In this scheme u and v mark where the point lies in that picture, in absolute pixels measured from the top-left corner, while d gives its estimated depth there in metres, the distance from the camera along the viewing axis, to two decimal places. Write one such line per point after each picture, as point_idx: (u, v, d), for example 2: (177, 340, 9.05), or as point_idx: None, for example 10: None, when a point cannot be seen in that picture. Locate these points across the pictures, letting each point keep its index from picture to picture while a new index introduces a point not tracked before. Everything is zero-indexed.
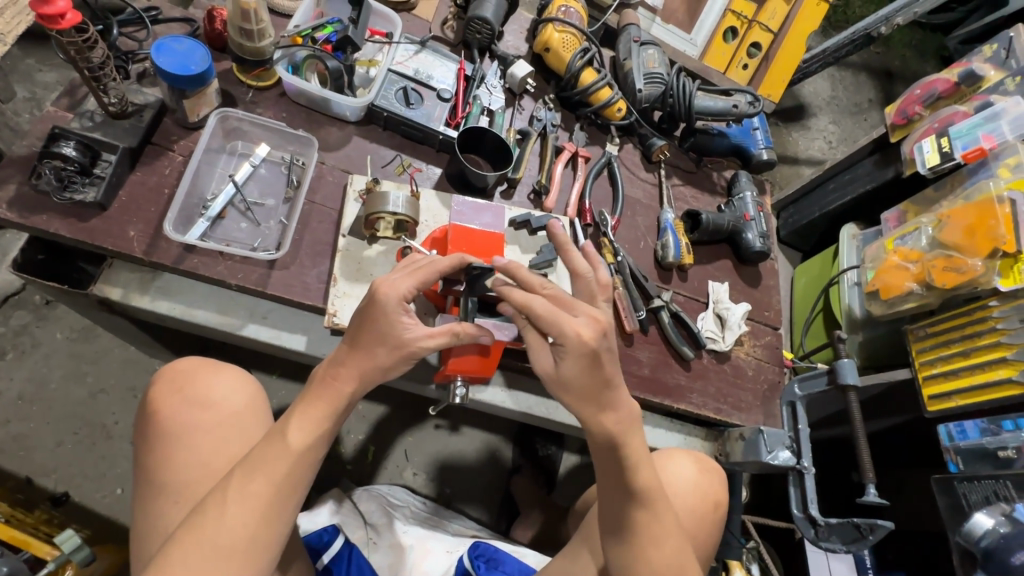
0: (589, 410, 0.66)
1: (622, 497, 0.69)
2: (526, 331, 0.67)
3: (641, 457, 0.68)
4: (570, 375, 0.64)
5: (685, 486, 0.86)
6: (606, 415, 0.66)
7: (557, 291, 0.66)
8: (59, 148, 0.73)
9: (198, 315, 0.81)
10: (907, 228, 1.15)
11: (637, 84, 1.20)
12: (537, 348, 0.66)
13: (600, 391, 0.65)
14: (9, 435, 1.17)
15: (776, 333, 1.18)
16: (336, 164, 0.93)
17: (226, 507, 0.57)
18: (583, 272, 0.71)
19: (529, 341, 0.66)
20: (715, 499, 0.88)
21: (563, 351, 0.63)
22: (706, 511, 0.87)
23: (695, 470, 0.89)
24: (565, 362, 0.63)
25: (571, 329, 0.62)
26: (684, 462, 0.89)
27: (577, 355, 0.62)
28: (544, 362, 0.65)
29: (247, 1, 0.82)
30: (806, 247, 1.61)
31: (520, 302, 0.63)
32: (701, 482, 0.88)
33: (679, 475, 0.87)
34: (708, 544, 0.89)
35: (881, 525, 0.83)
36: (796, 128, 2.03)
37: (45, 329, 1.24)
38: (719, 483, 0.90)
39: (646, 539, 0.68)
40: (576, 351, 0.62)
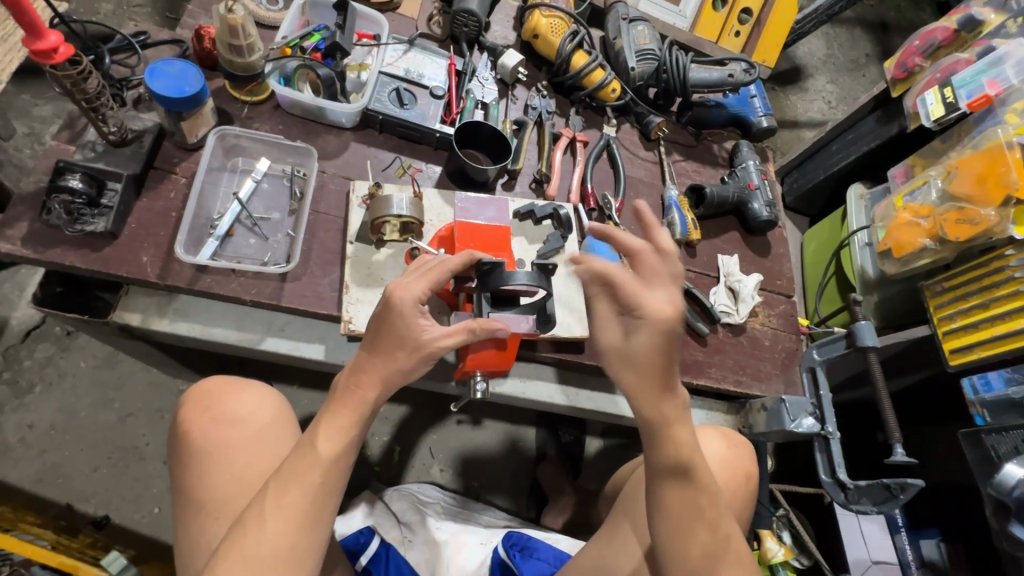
0: (638, 386, 0.66)
1: (661, 478, 0.69)
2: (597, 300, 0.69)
3: (682, 442, 0.67)
4: (637, 349, 0.65)
5: (714, 464, 0.86)
6: (656, 398, 0.67)
7: (639, 263, 0.66)
8: (65, 182, 0.74)
9: (216, 332, 0.82)
10: (915, 183, 1.14)
11: (629, 63, 1.19)
12: (605, 318, 0.68)
13: (657, 374, 0.65)
14: (46, 465, 1.20)
15: (790, 301, 1.18)
16: (337, 171, 0.94)
17: (264, 520, 0.58)
18: (670, 249, 0.66)
19: (599, 310, 0.69)
20: (746, 472, 0.89)
21: (637, 325, 0.64)
22: (740, 483, 0.88)
23: (723, 446, 0.89)
24: (636, 335, 0.64)
25: (652, 305, 0.63)
26: (712, 438, 0.89)
27: (651, 332, 0.64)
28: (612, 335, 0.67)
29: (234, 17, 0.81)
30: (813, 210, 1.60)
31: (603, 273, 0.65)
32: (730, 458, 0.88)
33: (707, 454, 0.87)
34: (742, 517, 0.90)
35: (912, 483, 0.83)
36: (794, 91, 2.00)
37: (69, 360, 1.27)
38: (747, 456, 0.91)
39: (693, 522, 0.68)
40: (652, 326, 0.63)
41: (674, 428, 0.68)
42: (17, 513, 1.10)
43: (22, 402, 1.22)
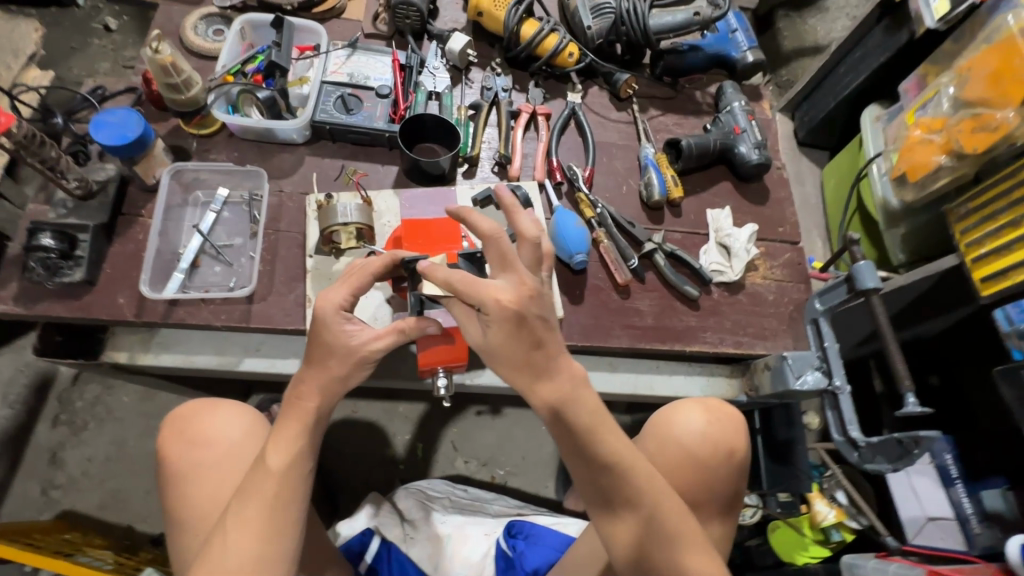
0: (523, 373, 0.66)
1: (585, 464, 0.68)
2: (454, 304, 0.69)
3: (582, 416, 0.66)
4: (495, 344, 0.65)
5: (693, 441, 0.84)
6: (541, 384, 0.66)
7: (488, 253, 0.66)
8: (38, 241, 0.79)
9: (197, 360, 0.87)
10: (926, 95, 1.03)
11: (584, 22, 1.12)
12: (467, 321, 0.68)
13: (531, 362, 0.65)
14: (106, 493, 1.33)
15: (795, 248, 1.09)
16: (294, 189, 0.95)
17: (228, 536, 0.61)
18: (529, 234, 0.68)
19: (458, 314, 0.69)
20: (727, 448, 0.84)
21: (489, 320, 0.64)
22: (722, 459, 0.84)
23: (703, 420, 0.85)
24: (491, 330, 0.64)
25: (489, 298, 0.63)
26: (691, 412, 0.86)
27: (501, 322, 0.64)
28: (475, 332, 0.68)
29: (164, 57, 0.85)
30: (831, 143, 1.45)
31: (442, 281, 0.65)
32: (711, 434, 0.84)
33: (686, 429, 0.84)
34: (726, 491, 0.86)
35: (927, 436, 0.77)
36: (812, 13, 1.80)
37: (114, 396, 1.39)
38: (732, 430, 0.86)
39: (619, 495, 0.67)
40: (499, 318, 0.63)
41: (569, 406, 0.66)
42: (85, 537, 1.23)
43: (78, 438, 1.35)
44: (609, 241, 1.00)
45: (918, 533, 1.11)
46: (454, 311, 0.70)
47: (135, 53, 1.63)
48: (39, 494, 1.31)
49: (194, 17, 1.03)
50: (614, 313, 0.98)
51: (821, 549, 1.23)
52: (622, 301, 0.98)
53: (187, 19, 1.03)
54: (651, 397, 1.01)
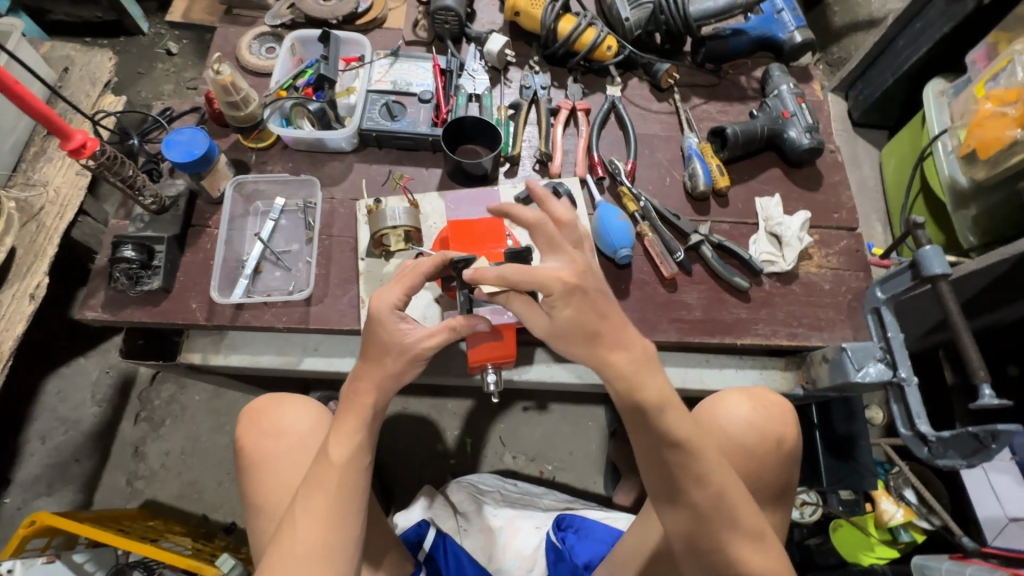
0: (586, 350, 0.67)
1: (658, 441, 0.66)
2: (512, 298, 0.71)
3: (649, 392, 0.66)
4: (564, 321, 0.67)
5: (740, 431, 0.82)
6: (615, 353, 0.67)
7: (536, 240, 0.68)
8: (121, 252, 0.87)
9: (262, 360, 0.92)
10: (998, 65, 0.97)
11: (622, 14, 1.11)
12: (528, 312, 0.70)
13: (585, 341, 0.67)
14: (183, 484, 1.43)
15: (853, 234, 1.04)
16: (344, 196, 0.99)
17: (296, 524, 0.65)
18: (567, 219, 0.71)
19: (518, 308, 0.71)
20: (778, 437, 0.83)
21: (553, 302, 0.66)
22: (770, 448, 0.83)
23: (749, 409, 0.84)
24: (557, 310, 0.66)
25: (550, 278, 0.65)
26: (738, 401, 0.85)
27: (567, 299, 0.66)
28: (540, 320, 0.69)
29: (223, 77, 0.91)
30: (889, 122, 1.37)
31: (494, 278, 0.67)
32: (758, 421, 0.83)
33: (732, 420, 0.83)
34: (780, 480, 0.84)
35: (1005, 430, 0.69)
36: None
37: (186, 395, 1.50)
38: (782, 416, 0.84)
39: (685, 480, 0.66)
40: (562, 296, 0.65)
41: (637, 384, 0.66)
42: (166, 524, 1.33)
43: (157, 433, 1.46)
44: (654, 234, 0.99)
45: (998, 534, 1.06)
46: (512, 306, 0.72)
47: (195, 75, 1.74)
48: (125, 485, 1.42)
49: (249, 37, 1.10)
50: (661, 307, 0.97)
51: (887, 548, 1.19)
52: (669, 295, 0.97)
53: (242, 39, 1.10)
54: (701, 391, 0.99)
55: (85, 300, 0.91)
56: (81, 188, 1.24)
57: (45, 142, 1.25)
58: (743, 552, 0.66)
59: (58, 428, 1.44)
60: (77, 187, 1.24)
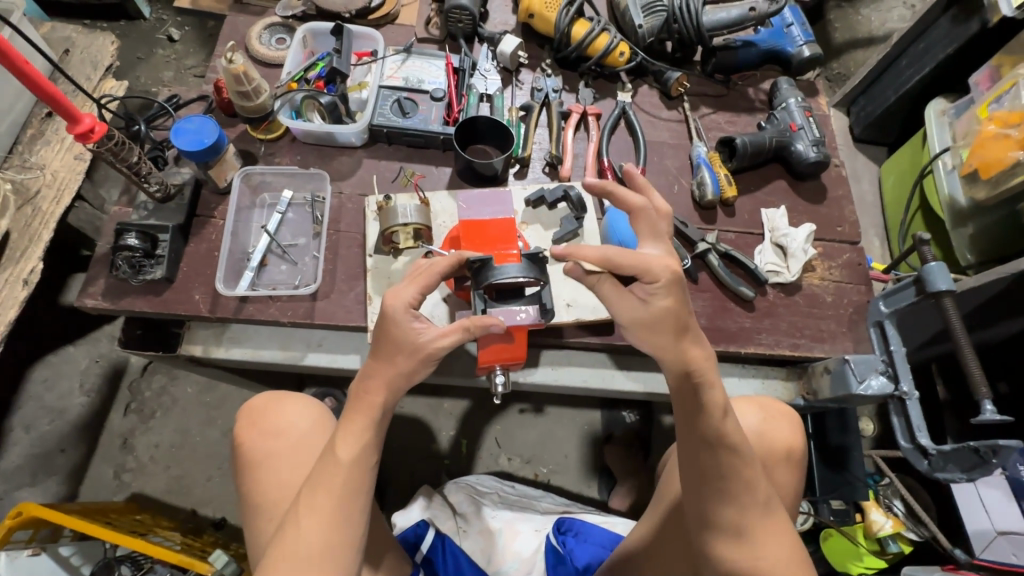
0: (669, 343, 0.70)
1: (711, 446, 0.68)
2: (603, 281, 0.71)
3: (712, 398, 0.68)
4: (659, 310, 0.69)
5: (750, 439, 0.83)
6: (691, 347, 0.69)
7: (638, 224, 0.74)
8: (125, 241, 0.85)
9: (264, 354, 0.91)
10: (1001, 88, 1.00)
11: (636, 21, 1.11)
12: (617, 296, 0.71)
13: (672, 332, 0.69)
14: (171, 478, 1.41)
15: (855, 248, 1.05)
16: (352, 190, 0.98)
17: (300, 522, 0.64)
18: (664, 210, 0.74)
19: (607, 292, 0.71)
20: (785, 446, 0.84)
21: (653, 289, 0.68)
22: (778, 459, 0.84)
23: (760, 420, 0.85)
24: (656, 298, 0.68)
25: (660, 265, 0.67)
26: (749, 411, 0.86)
27: (666, 288, 0.68)
28: (633, 305, 0.70)
29: (236, 66, 0.89)
30: (890, 139, 1.39)
31: (598, 256, 0.68)
32: (768, 431, 0.84)
33: (743, 426, 0.84)
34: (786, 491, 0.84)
35: (1007, 446, 0.71)
36: (865, 4, 1.72)
37: (178, 387, 1.47)
38: (787, 429, 0.86)
39: (732, 485, 0.68)
40: (666, 283, 0.68)
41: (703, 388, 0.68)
42: (154, 518, 1.31)
43: (147, 425, 1.44)
44: None
45: (986, 547, 1.08)
46: (598, 289, 0.72)
47: (196, 62, 1.71)
48: (112, 477, 1.39)
49: (259, 27, 1.08)
50: None
51: (875, 559, 1.19)
52: None
53: (252, 29, 1.08)
54: None
55: (84, 289, 0.89)
56: (78, 172, 1.21)
57: (42, 124, 1.23)
58: (734, 553, 0.68)
59: (43, 417, 1.40)
60: (74, 172, 1.21)
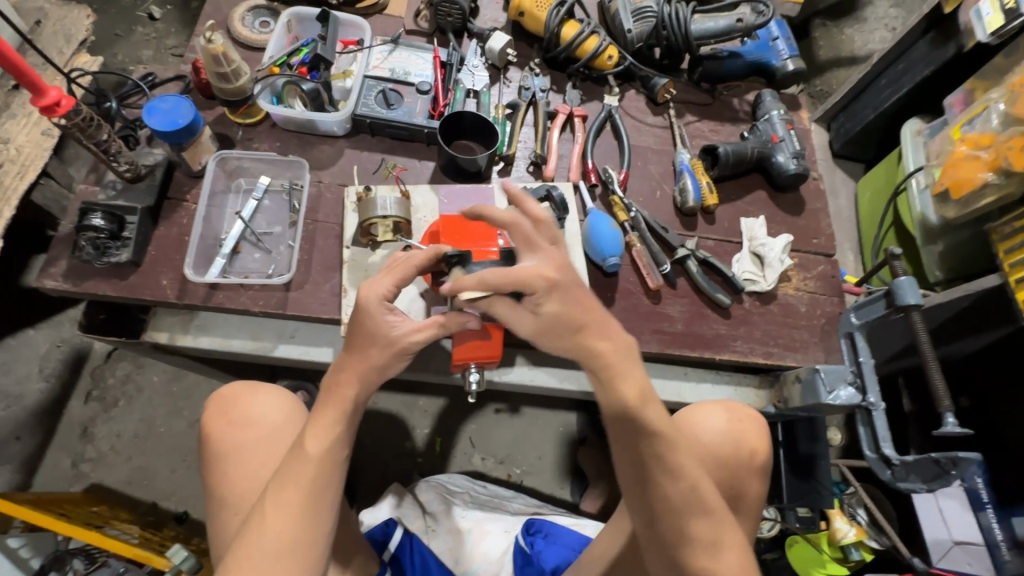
0: (569, 342, 0.68)
1: (637, 435, 0.67)
2: (494, 303, 0.69)
3: (625, 388, 0.67)
4: (550, 317, 0.68)
5: (716, 440, 0.84)
6: (600, 342, 0.68)
7: (513, 239, 0.69)
8: (89, 221, 0.82)
9: (234, 344, 0.89)
10: (974, 110, 1.03)
11: (625, 26, 1.12)
12: (511, 314, 0.69)
13: (570, 333, 0.67)
14: (132, 469, 1.36)
15: (830, 260, 1.07)
16: (332, 180, 0.97)
17: (266, 516, 0.62)
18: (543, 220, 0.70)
19: (501, 311, 0.70)
20: (751, 448, 0.85)
21: (537, 299, 0.67)
22: (744, 458, 0.85)
23: (724, 420, 0.86)
24: (542, 306, 0.67)
25: (532, 274, 0.66)
26: (713, 413, 0.87)
27: (552, 295, 0.67)
28: (524, 319, 0.69)
29: (216, 46, 0.86)
30: (867, 155, 1.42)
31: (474, 281, 0.66)
32: (731, 432, 0.85)
33: (708, 427, 0.85)
34: (750, 495, 0.86)
35: (965, 458, 0.76)
36: (849, 23, 1.75)
37: (143, 375, 1.43)
38: (755, 430, 0.87)
39: (659, 476, 0.67)
40: (547, 292, 0.67)
41: (615, 379, 0.67)
42: (112, 511, 1.26)
43: (109, 414, 1.39)
44: (641, 245, 1.00)
45: (944, 555, 1.11)
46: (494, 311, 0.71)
47: (177, 42, 1.67)
48: (70, 467, 1.34)
49: (242, 9, 1.05)
50: (645, 318, 0.97)
51: (838, 567, 1.21)
52: (653, 306, 0.98)
53: (234, 10, 1.05)
54: (678, 403, 1.01)
55: (44, 269, 0.85)
56: (46, 149, 1.16)
57: (9, 97, 1.18)
58: (701, 560, 0.66)
59: None
60: (42, 148, 1.16)
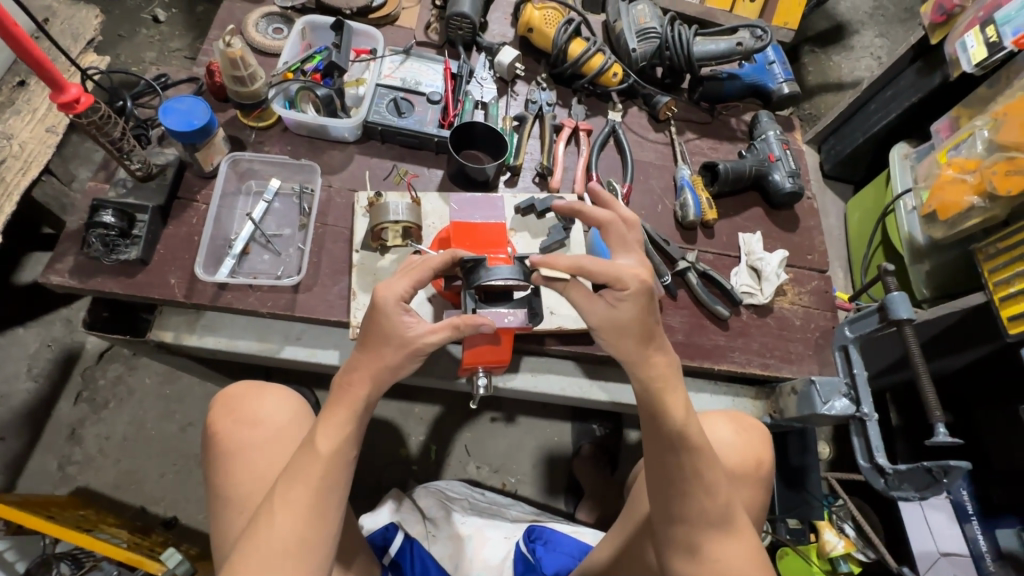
0: (635, 348, 0.70)
1: (674, 450, 0.68)
2: (572, 287, 0.71)
3: (672, 404, 0.69)
4: (627, 317, 0.69)
5: (726, 450, 0.85)
6: (655, 354, 0.70)
7: (608, 234, 0.75)
8: (100, 218, 0.82)
9: (240, 345, 0.89)
10: (960, 136, 1.08)
11: (630, 45, 1.15)
12: (586, 303, 0.71)
13: (640, 340, 0.70)
14: (121, 472, 1.34)
15: (823, 276, 1.11)
16: (342, 185, 0.98)
17: (273, 515, 0.62)
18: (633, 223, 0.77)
19: (577, 297, 0.71)
20: (756, 459, 0.87)
21: (621, 296, 0.69)
22: (750, 471, 0.86)
23: (731, 431, 0.88)
24: (624, 304, 0.69)
25: (629, 273, 0.68)
26: (719, 423, 0.88)
27: (635, 299, 0.69)
28: (600, 312, 0.70)
29: (234, 50, 0.88)
30: (856, 177, 1.48)
31: (571, 263, 0.68)
32: (740, 442, 0.87)
33: (716, 439, 0.86)
34: (752, 505, 0.87)
35: (956, 467, 0.77)
36: (837, 50, 1.83)
37: (136, 377, 1.40)
38: (759, 440, 0.89)
39: (691, 489, 0.68)
40: (636, 293, 0.68)
41: (666, 393, 0.70)
42: (99, 515, 1.23)
43: (99, 416, 1.36)
44: (644, 257, 1.02)
45: (930, 567, 1.13)
46: (567, 297, 0.72)
47: (182, 45, 1.68)
48: (56, 469, 1.31)
49: (256, 15, 1.07)
50: None
51: None
52: None
53: (249, 15, 1.07)
54: None
55: (51, 265, 0.85)
56: (50, 145, 1.16)
57: (14, 93, 1.17)
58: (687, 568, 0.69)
59: None
60: (46, 144, 1.16)
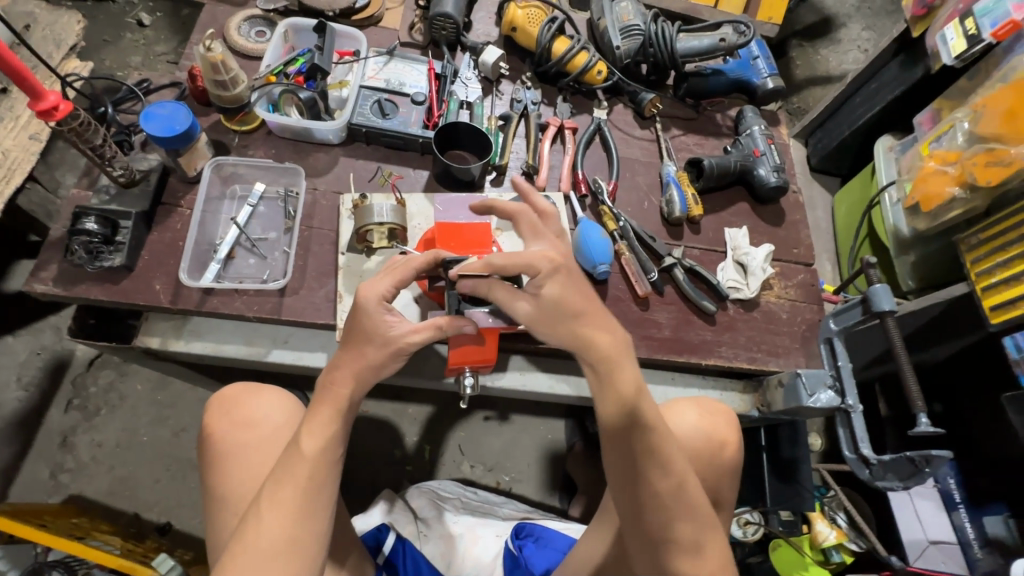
0: (568, 330, 0.72)
1: (629, 429, 0.69)
2: (495, 287, 0.74)
3: (624, 384, 0.70)
4: (551, 298, 0.71)
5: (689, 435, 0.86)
6: (601, 335, 0.72)
7: (521, 226, 0.77)
8: (83, 224, 0.82)
9: (228, 349, 0.89)
10: (941, 128, 1.08)
11: (613, 42, 1.16)
12: (509, 300, 0.74)
13: (569, 319, 0.71)
14: (114, 479, 1.33)
15: (809, 269, 1.12)
16: (327, 187, 0.98)
17: (261, 517, 0.62)
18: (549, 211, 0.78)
19: (499, 296, 0.73)
20: (722, 441, 0.87)
21: (539, 281, 0.71)
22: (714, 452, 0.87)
23: (696, 416, 0.89)
24: (544, 288, 0.71)
25: (539, 257, 0.70)
26: (683, 408, 0.89)
27: (554, 278, 0.71)
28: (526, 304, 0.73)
29: (214, 55, 0.88)
30: (843, 170, 1.49)
31: (481, 264, 0.70)
32: (703, 426, 0.88)
33: (683, 423, 0.87)
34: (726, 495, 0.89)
35: (939, 456, 0.79)
36: (824, 44, 1.83)
37: (126, 383, 1.40)
38: (725, 424, 0.89)
39: (650, 468, 0.69)
40: (551, 275, 0.71)
41: (616, 372, 0.71)
42: (92, 522, 1.23)
43: (90, 423, 1.36)
44: (630, 253, 1.02)
45: (920, 555, 1.14)
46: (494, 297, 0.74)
47: (167, 49, 1.67)
48: (48, 477, 1.31)
49: (238, 18, 1.07)
50: (633, 324, 1.00)
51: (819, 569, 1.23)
52: (642, 313, 1.01)
53: (231, 19, 1.07)
54: None
55: (34, 273, 0.84)
56: (34, 152, 1.15)
57: None
58: (690, 567, 0.68)
59: None
60: (30, 151, 1.15)
